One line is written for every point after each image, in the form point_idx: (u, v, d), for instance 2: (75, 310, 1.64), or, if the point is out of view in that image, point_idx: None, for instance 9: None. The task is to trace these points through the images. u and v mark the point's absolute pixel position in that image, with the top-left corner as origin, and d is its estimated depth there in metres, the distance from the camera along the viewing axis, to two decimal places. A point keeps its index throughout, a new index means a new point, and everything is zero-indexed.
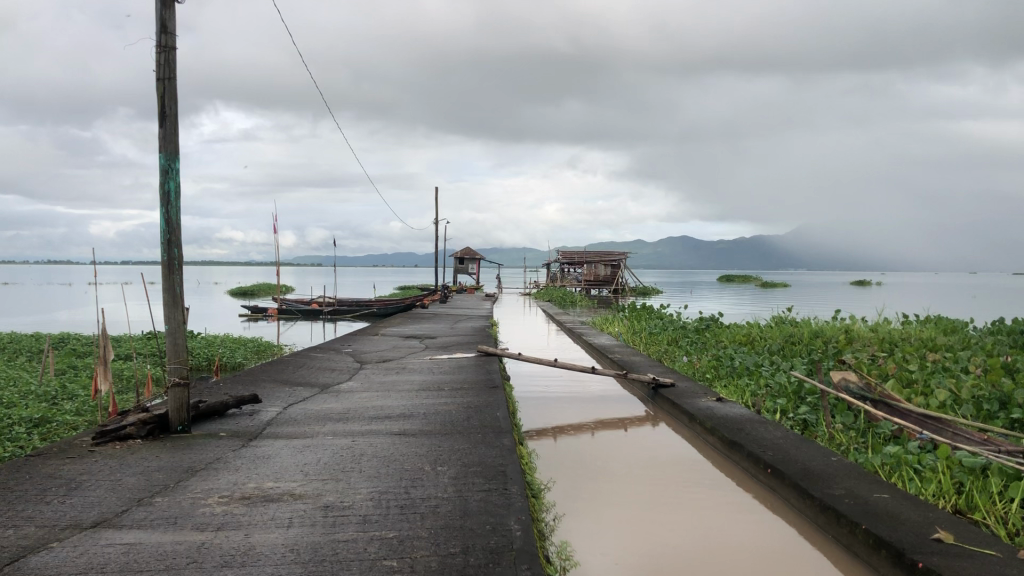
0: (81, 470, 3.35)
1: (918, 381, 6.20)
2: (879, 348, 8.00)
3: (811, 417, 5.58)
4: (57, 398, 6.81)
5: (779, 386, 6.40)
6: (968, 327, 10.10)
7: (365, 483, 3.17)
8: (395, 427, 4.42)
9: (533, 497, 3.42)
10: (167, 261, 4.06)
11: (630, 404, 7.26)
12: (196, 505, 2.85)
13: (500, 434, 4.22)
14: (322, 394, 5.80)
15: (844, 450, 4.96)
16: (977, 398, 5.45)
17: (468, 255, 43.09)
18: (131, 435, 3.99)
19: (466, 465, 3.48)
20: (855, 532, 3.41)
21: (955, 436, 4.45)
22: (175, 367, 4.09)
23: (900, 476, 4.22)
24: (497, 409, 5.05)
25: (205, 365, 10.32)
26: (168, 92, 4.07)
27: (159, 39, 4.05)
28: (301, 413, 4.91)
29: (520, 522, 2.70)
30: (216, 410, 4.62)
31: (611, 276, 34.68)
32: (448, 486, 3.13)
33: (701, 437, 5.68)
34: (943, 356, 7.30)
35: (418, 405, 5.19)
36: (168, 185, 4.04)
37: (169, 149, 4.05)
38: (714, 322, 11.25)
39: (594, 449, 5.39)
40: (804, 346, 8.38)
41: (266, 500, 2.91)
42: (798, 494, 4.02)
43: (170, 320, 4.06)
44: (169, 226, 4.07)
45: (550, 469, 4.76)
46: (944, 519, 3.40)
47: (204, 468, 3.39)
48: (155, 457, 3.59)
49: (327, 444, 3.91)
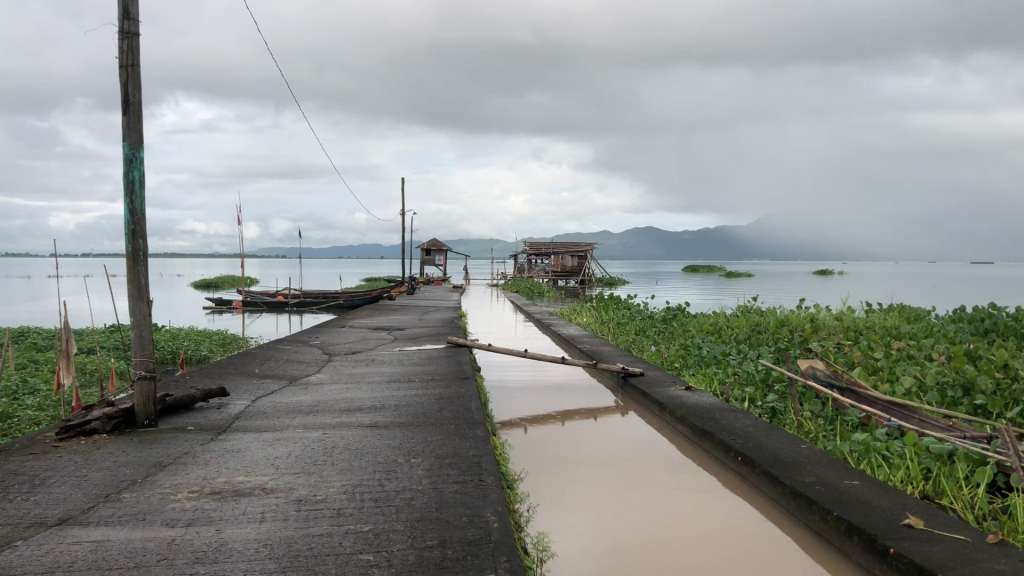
0: (45, 466, 3.27)
1: (883, 369, 6.27)
2: (845, 337, 8.08)
3: (779, 405, 5.62)
4: (18, 393, 6.69)
5: (747, 374, 6.44)
6: (930, 315, 10.25)
7: (338, 476, 3.13)
8: (366, 419, 4.38)
9: (508, 489, 3.41)
10: (132, 252, 3.98)
11: (599, 394, 7.28)
12: (165, 500, 2.79)
13: (473, 426, 4.19)
14: (291, 386, 5.73)
15: (813, 437, 5.00)
16: (941, 385, 5.52)
17: (435, 246, 42.92)
18: (96, 430, 3.92)
19: (440, 457, 3.45)
20: (827, 519, 3.43)
21: (921, 423, 4.50)
22: (141, 360, 4.00)
23: (869, 464, 4.25)
24: (469, 400, 5.02)
25: (169, 359, 10.20)
26: (130, 79, 3.98)
27: (121, 25, 3.95)
28: (269, 406, 4.84)
29: (497, 514, 2.68)
30: (182, 404, 4.54)
31: (578, 267, 34.77)
32: (423, 478, 3.10)
33: (671, 426, 5.70)
34: (908, 344, 7.40)
35: (388, 397, 5.14)
36: (132, 175, 3.96)
37: (132, 138, 3.96)
38: (681, 312, 11.31)
39: (566, 440, 5.38)
40: (771, 334, 8.44)
41: (238, 494, 2.86)
42: (769, 482, 4.04)
43: (136, 312, 3.98)
44: (134, 217, 3.98)
45: (521, 461, 4.75)
46: (914, 505, 3.43)
47: (172, 462, 3.33)
48: (121, 452, 3.52)
49: (297, 438, 3.86)
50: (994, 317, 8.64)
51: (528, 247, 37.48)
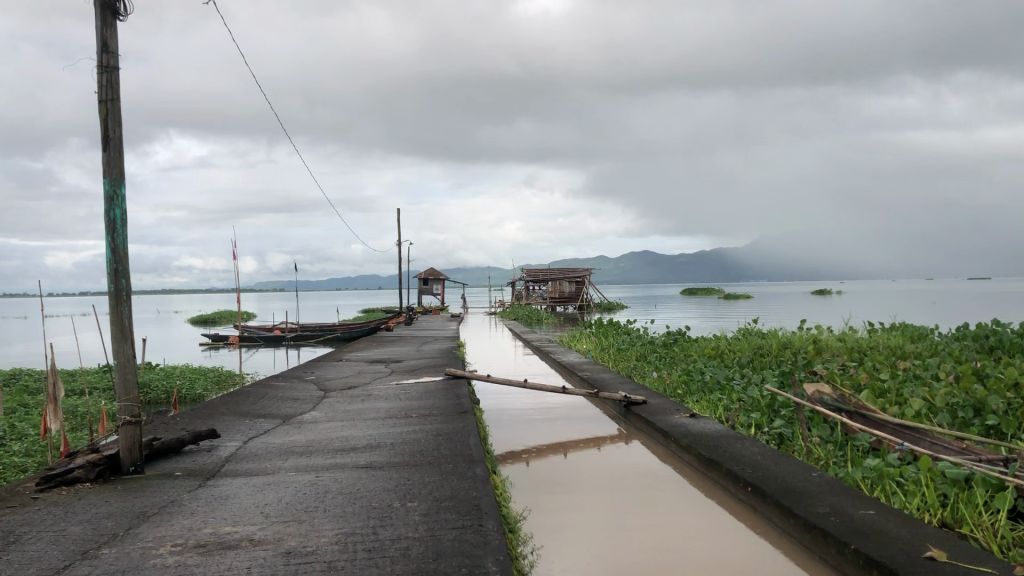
0: (22, 520, 3.12)
1: (891, 391, 6.11)
2: (849, 358, 7.93)
3: (786, 431, 5.45)
4: (6, 439, 6.52)
5: (753, 400, 6.28)
6: (934, 333, 10.11)
7: (330, 524, 2.97)
8: (361, 459, 4.22)
9: (509, 532, 3.25)
10: (114, 292, 3.83)
11: (601, 422, 7.10)
12: (146, 556, 2.63)
13: (471, 464, 4.04)
14: (284, 426, 5.57)
15: (823, 465, 4.81)
16: (952, 406, 5.38)
17: (432, 276, 42.61)
18: (78, 478, 3.76)
19: (438, 501, 3.29)
20: (844, 552, 3.27)
21: (934, 446, 4.37)
22: (125, 405, 3.85)
23: (883, 491, 4.09)
24: (467, 435, 4.86)
25: (162, 399, 10.03)
26: (111, 114, 3.86)
27: (100, 58, 3.84)
28: (261, 448, 4.68)
29: (498, 563, 2.53)
30: (171, 448, 4.38)
31: (577, 293, 34.62)
32: (419, 525, 2.94)
33: (676, 455, 5.54)
34: (913, 364, 7.24)
35: (384, 436, 4.97)
36: (114, 213, 3.82)
37: (113, 174, 3.84)
38: (682, 337, 11.14)
39: (567, 472, 5.21)
40: (774, 358, 8.28)
41: (224, 547, 2.70)
42: (781, 514, 3.88)
43: (119, 354, 3.83)
44: (116, 255, 3.85)
45: (522, 495, 4.58)
46: (935, 535, 3.27)
47: (157, 513, 3.17)
48: (104, 502, 3.36)
49: (289, 481, 3.71)
50: (998, 334, 8.50)
51: (525, 274, 37.35)
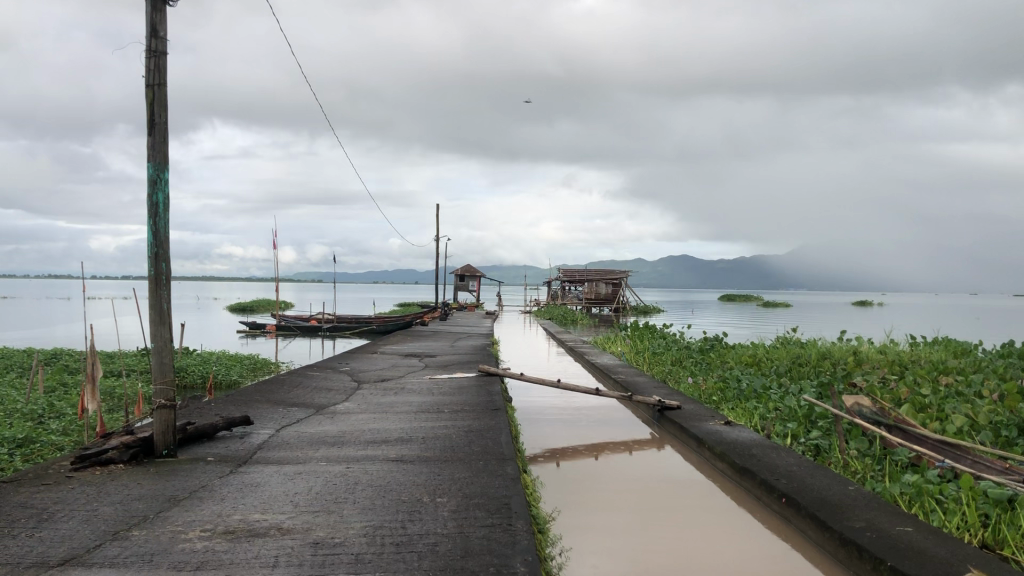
0: (55, 498, 3.14)
1: (932, 406, 5.99)
2: (890, 371, 7.77)
3: (823, 443, 5.35)
4: (44, 417, 6.62)
5: (790, 410, 6.18)
6: (978, 349, 9.87)
7: (359, 516, 2.95)
8: (391, 453, 4.21)
9: (539, 532, 3.22)
10: (154, 275, 3.85)
11: (634, 426, 7.03)
12: (175, 539, 2.63)
13: (502, 462, 4.00)
14: (318, 415, 5.58)
15: (859, 478, 4.71)
16: (995, 424, 5.24)
17: (468, 272, 42.53)
18: (112, 459, 3.79)
19: (467, 497, 3.26)
20: (880, 569, 3.19)
21: (975, 464, 4.26)
22: (161, 388, 3.87)
23: (922, 508, 3.99)
24: (499, 433, 4.84)
25: (197, 383, 10.15)
26: (157, 98, 3.88)
27: (148, 43, 3.86)
28: (294, 437, 4.69)
29: (526, 563, 2.49)
30: (204, 433, 4.41)
31: (613, 295, 34.46)
32: (448, 521, 2.91)
33: (710, 463, 5.46)
34: (956, 380, 7.08)
35: (417, 430, 4.95)
36: (156, 197, 3.84)
37: (157, 158, 3.86)
38: (720, 344, 11.00)
39: (597, 474, 5.16)
40: (812, 368, 8.14)
41: (252, 535, 2.69)
42: (815, 527, 3.80)
43: (157, 337, 3.85)
44: (157, 239, 3.87)
45: (551, 496, 4.54)
46: (976, 556, 3.17)
47: (188, 497, 3.18)
48: (137, 484, 3.37)
49: (319, 472, 3.70)
50: None
51: (562, 274, 37.25)
